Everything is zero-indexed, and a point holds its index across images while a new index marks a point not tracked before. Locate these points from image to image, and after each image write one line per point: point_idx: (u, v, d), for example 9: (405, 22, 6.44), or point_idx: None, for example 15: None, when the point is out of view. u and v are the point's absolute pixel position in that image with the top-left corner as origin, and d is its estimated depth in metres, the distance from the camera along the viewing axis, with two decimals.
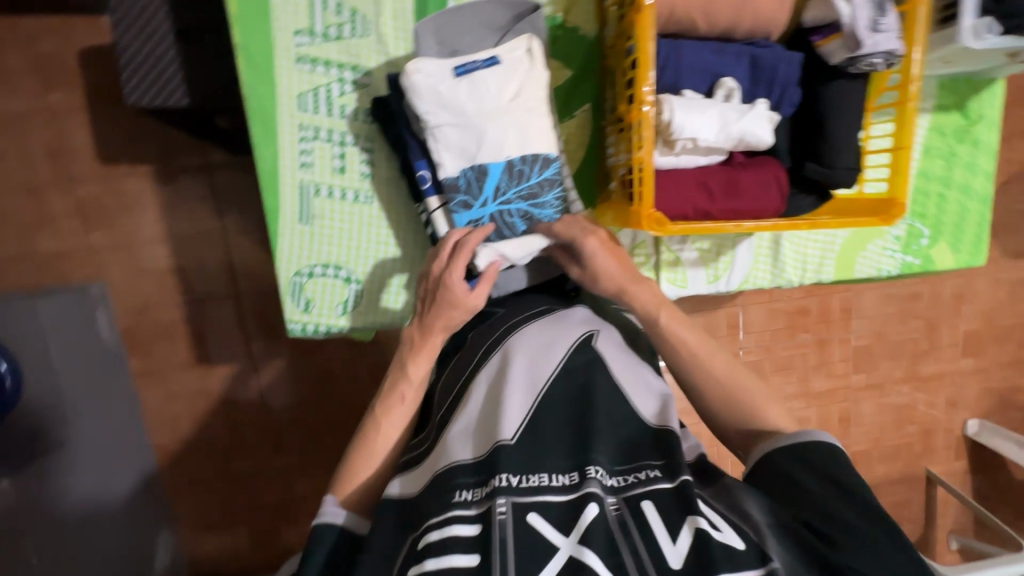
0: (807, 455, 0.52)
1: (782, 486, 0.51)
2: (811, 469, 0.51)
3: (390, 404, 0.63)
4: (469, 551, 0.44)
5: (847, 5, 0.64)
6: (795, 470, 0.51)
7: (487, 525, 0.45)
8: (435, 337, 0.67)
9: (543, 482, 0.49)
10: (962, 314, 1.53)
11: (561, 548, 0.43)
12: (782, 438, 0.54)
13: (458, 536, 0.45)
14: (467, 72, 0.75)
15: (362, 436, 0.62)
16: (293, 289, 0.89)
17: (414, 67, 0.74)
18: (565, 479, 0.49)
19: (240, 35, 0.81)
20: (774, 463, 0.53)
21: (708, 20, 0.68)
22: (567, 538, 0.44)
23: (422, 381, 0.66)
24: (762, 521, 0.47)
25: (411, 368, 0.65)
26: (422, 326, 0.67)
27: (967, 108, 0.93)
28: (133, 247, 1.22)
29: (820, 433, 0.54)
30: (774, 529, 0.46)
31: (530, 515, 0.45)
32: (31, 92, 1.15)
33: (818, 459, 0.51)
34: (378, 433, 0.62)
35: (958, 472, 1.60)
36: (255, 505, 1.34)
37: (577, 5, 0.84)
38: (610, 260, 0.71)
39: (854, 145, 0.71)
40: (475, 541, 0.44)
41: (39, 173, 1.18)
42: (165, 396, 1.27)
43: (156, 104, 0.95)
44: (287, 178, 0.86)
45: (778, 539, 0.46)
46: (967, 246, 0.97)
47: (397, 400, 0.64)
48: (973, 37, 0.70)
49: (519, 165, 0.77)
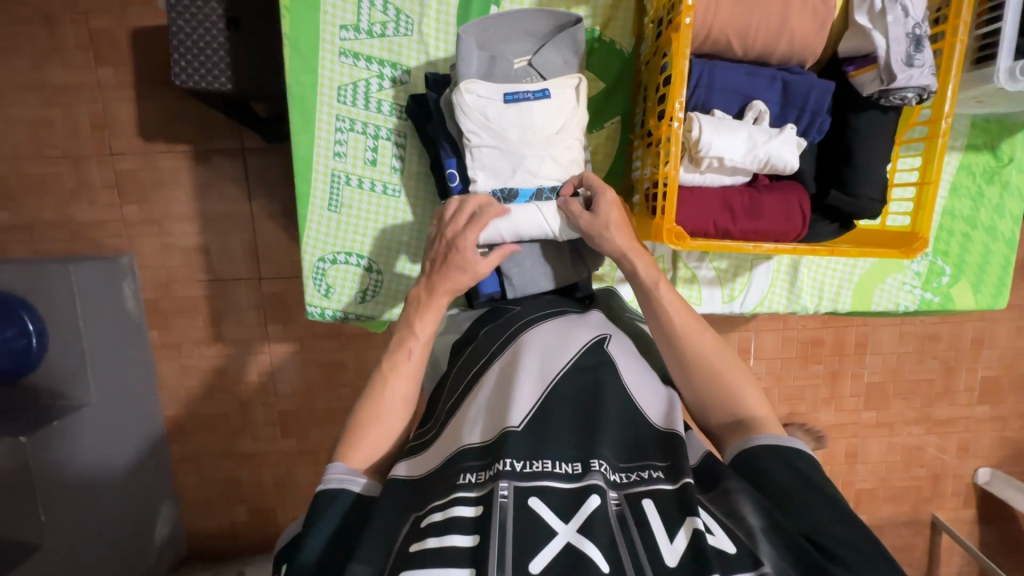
0: (791, 459, 0.53)
1: (770, 488, 0.52)
2: (797, 473, 0.52)
3: (398, 359, 0.66)
4: (469, 532, 0.45)
5: (883, 38, 0.65)
6: (783, 474, 0.52)
7: (488, 508, 0.46)
8: (440, 299, 0.71)
9: (546, 468, 0.50)
10: (980, 358, 1.50)
11: (559, 534, 0.45)
12: (762, 436, 0.56)
13: (459, 517, 0.46)
14: (517, 101, 0.77)
15: (371, 396, 0.64)
16: (315, 274, 0.92)
17: (466, 87, 0.76)
18: (568, 467, 0.50)
19: (289, 25, 0.84)
20: (770, 474, 0.53)
21: (743, 44, 0.69)
22: (566, 524, 0.45)
23: (427, 340, 0.69)
24: (757, 524, 0.47)
25: (417, 327, 0.69)
26: (429, 285, 0.71)
27: (999, 149, 0.92)
28: (164, 223, 1.26)
29: (793, 438, 0.56)
30: (769, 534, 0.47)
31: (530, 500, 0.47)
32: (82, 66, 1.20)
33: (802, 464, 0.53)
34: (384, 384, 0.65)
35: (965, 521, 1.57)
36: (257, 486, 1.38)
37: (615, 19, 0.86)
38: (622, 228, 0.73)
39: (879, 175, 0.72)
40: (476, 523, 0.46)
41: (83, 145, 1.23)
42: (181, 370, 1.32)
43: (199, 86, 0.99)
44: (320, 166, 0.89)
45: (772, 542, 0.46)
46: (988, 288, 0.96)
47: (403, 354, 0.67)
48: (1007, 79, 0.70)
49: (548, 194, 0.79)
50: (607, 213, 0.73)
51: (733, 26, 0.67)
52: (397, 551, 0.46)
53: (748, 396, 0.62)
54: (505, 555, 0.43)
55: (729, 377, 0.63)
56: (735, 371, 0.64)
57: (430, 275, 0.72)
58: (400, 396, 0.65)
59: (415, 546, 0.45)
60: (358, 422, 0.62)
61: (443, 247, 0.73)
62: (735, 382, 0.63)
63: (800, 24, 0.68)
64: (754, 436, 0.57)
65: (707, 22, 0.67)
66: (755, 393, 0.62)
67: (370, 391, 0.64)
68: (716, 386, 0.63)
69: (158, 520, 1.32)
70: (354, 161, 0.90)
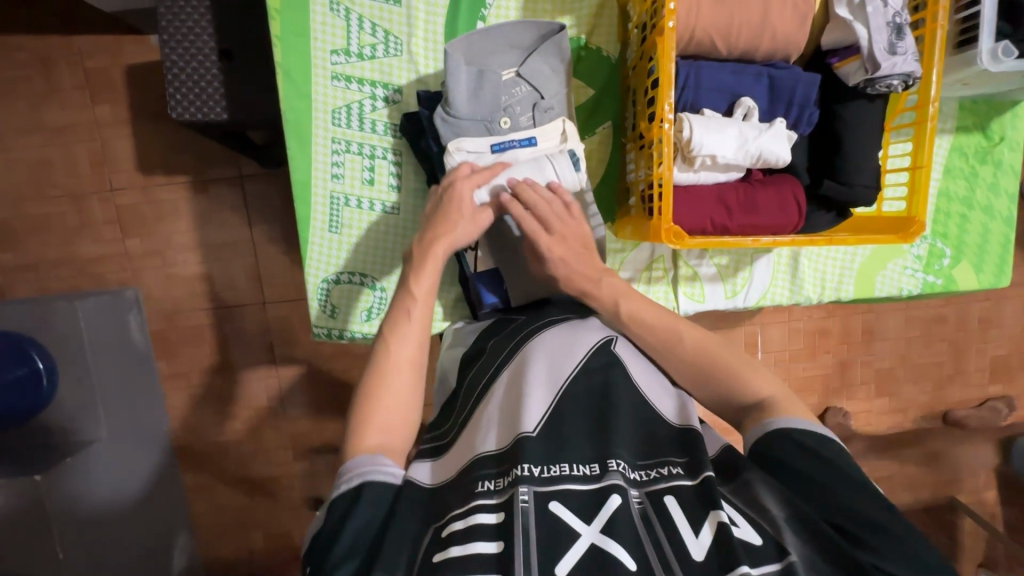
0: (800, 440, 0.52)
1: (786, 474, 0.51)
2: (813, 456, 0.51)
3: (398, 320, 0.65)
4: (492, 538, 0.45)
5: (865, 28, 0.66)
6: (803, 460, 0.51)
7: (510, 513, 0.46)
8: (435, 252, 0.70)
9: (564, 472, 0.50)
10: (989, 338, 1.50)
11: (582, 535, 0.45)
12: (780, 420, 0.55)
13: (481, 525, 0.46)
14: (503, 150, 0.79)
15: (377, 362, 0.62)
16: (320, 295, 0.92)
17: (456, 146, 0.79)
18: (586, 470, 0.50)
19: (281, 53, 0.86)
20: (785, 461, 0.52)
21: (728, 43, 0.70)
22: (589, 526, 0.45)
23: (427, 295, 0.67)
24: (779, 514, 0.47)
25: (415, 285, 0.67)
26: (423, 244, 0.70)
27: (988, 129, 0.93)
28: (167, 254, 1.28)
29: (795, 419, 0.55)
30: (792, 522, 0.47)
31: (552, 504, 0.47)
32: (80, 106, 1.23)
33: (814, 446, 0.52)
34: (387, 348, 0.63)
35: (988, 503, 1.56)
36: (272, 511, 1.37)
37: (600, 27, 0.89)
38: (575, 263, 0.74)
39: (872, 163, 0.72)
40: (499, 529, 0.46)
41: (83, 183, 1.25)
42: (190, 400, 1.32)
43: (197, 118, 1.01)
44: (319, 189, 0.90)
45: (795, 529, 0.46)
46: (991, 267, 0.96)
47: (403, 316, 0.65)
48: (990, 60, 0.71)
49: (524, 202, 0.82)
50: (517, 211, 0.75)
51: (716, 26, 0.69)
52: (421, 560, 0.47)
53: (753, 379, 0.60)
54: (530, 559, 0.43)
55: (726, 368, 0.62)
56: (740, 362, 0.62)
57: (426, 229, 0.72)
58: (406, 361, 0.62)
59: (439, 556, 0.45)
60: (362, 401, 0.59)
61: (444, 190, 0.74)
62: (736, 371, 0.61)
63: (781, 20, 0.69)
64: (767, 422, 0.56)
65: (690, 25, 0.68)
66: (758, 377, 0.61)
67: (376, 360, 0.62)
68: (714, 373, 0.62)
69: (175, 552, 1.32)
70: (351, 181, 0.91)
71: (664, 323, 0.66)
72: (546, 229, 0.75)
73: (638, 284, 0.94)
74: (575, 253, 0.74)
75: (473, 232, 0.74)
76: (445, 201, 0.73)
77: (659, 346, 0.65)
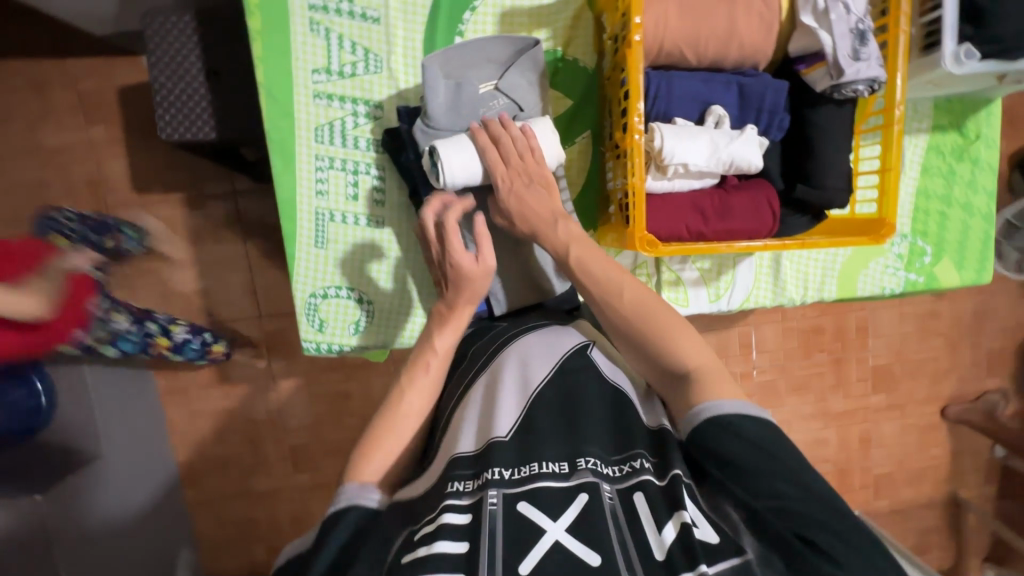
0: (743, 432, 0.50)
1: (739, 475, 0.49)
2: (760, 452, 0.49)
3: (415, 372, 0.65)
4: (460, 538, 0.46)
5: (829, 36, 0.66)
6: (754, 459, 0.48)
7: (478, 515, 0.48)
8: (460, 311, 0.69)
9: (535, 471, 0.51)
10: (983, 332, 1.51)
11: (547, 532, 0.46)
12: (726, 406, 0.52)
13: (450, 525, 0.47)
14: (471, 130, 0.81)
15: (388, 411, 0.62)
16: (308, 309, 0.94)
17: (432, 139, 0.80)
18: (557, 467, 0.51)
19: (263, 73, 0.88)
20: (737, 462, 0.49)
21: (697, 52, 0.71)
22: (555, 523, 0.46)
23: (447, 352, 0.67)
24: (738, 517, 0.49)
25: (437, 340, 0.67)
26: (448, 301, 0.69)
27: (964, 127, 0.94)
28: (163, 271, 1.30)
29: (733, 403, 0.52)
30: (749, 523, 0.48)
31: (520, 504, 0.48)
32: (74, 127, 1.25)
33: (760, 437, 0.49)
34: (402, 397, 0.63)
35: (988, 496, 1.56)
36: (274, 523, 1.38)
37: (576, 39, 0.91)
38: (531, 200, 0.74)
39: (843, 166, 0.73)
40: (466, 530, 0.47)
41: (79, 203, 1.27)
42: (188, 415, 1.36)
43: (186, 138, 1.03)
44: (304, 205, 0.92)
45: (754, 532, 0.47)
46: (972, 263, 0.97)
47: (421, 369, 0.65)
48: (954, 63, 0.72)
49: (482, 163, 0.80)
50: (480, 142, 0.76)
51: (684, 38, 0.70)
52: (391, 562, 0.47)
53: (682, 344, 0.58)
54: (494, 561, 0.44)
55: (662, 327, 0.60)
56: (673, 324, 0.60)
57: (446, 293, 0.70)
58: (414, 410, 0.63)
59: (406, 557, 0.46)
60: (369, 440, 0.60)
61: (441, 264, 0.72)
62: (668, 330, 0.59)
63: (747, 29, 0.70)
64: (700, 411, 0.53)
65: (657, 38, 0.70)
66: (688, 338, 0.59)
67: (388, 404, 0.63)
68: (650, 333, 0.60)
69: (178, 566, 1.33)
70: (336, 198, 0.92)
71: (609, 279, 0.65)
72: (506, 163, 0.75)
73: None
74: (526, 187, 0.74)
75: (487, 279, 0.69)
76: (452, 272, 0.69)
77: (600, 298, 0.64)
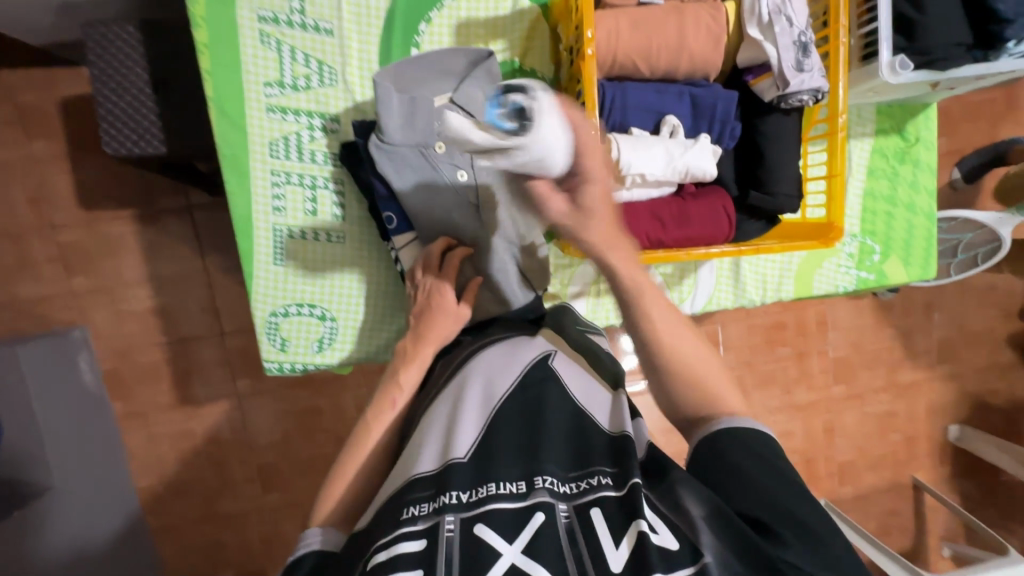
0: (752, 444, 0.53)
1: (732, 475, 0.51)
2: (759, 459, 0.52)
3: (382, 409, 0.68)
4: (413, 566, 0.46)
5: (774, 47, 0.69)
6: (750, 463, 0.51)
7: (433, 541, 0.47)
8: (424, 350, 0.73)
9: (492, 491, 0.50)
10: (933, 321, 1.58)
11: (503, 554, 0.45)
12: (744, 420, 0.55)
13: (404, 553, 0.47)
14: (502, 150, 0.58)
15: (352, 448, 0.66)
16: (268, 329, 0.91)
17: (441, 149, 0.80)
18: (514, 487, 0.51)
19: (212, 87, 0.85)
20: (734, 462, 0.52)
21: (649, 64, 0.73)
22: (511, 544, 0.46)
23: (413, 389, 0.71)
24: (699, 513, 0.48)
25: (402, 377, 0.71)
26: (414, 336, 0.75)
27: (905, 131, 0.98)
28: (116, 290, 1.24)
29: (752, 420, 0.56)
30: (710, 520, 0.48)
31: (476, 527, 0.48)
32: (12, 142, 1.18)
33: (761, 447, 0.53)
34: (368, 434, 0.66)
35: (944, 478, 1.63)
36: (243, 547, 1.33)
37: (533, 50, 0.91)
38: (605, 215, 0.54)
39: (793, 172, 0.76)
40: (420, 556, 0.46)
41: (21, 222, 1.21)
42: (147, 441, 1.28)
43: (133, 153, 0.99)
44: (261, 222, 0.89)
45: (713, 529, 0.47)
46: (918, 259, 1.01)
47: (388, 405, 0.69)
48: (890, 73, 0.75)
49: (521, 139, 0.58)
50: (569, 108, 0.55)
51: (636, 49, 0.71)
52: None
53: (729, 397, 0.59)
54: None
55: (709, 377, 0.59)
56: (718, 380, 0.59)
57: (416, 327, 0.76)
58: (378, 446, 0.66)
59: None
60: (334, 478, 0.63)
61: (424, 298, 0.78)
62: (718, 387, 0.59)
63: (697, 41, 0.72)
64: (710, 422, 0.56)
65: (610, 51, 0.71)
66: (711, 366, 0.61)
67: (353, 439, 0.66)
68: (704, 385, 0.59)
69: None
70: (294, 214, 0.90)
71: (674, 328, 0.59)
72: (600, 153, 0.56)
73: (587, 297, 0.97)
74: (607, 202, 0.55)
75: (458, 325, 0.78)
76: (427, 309, 0.77)
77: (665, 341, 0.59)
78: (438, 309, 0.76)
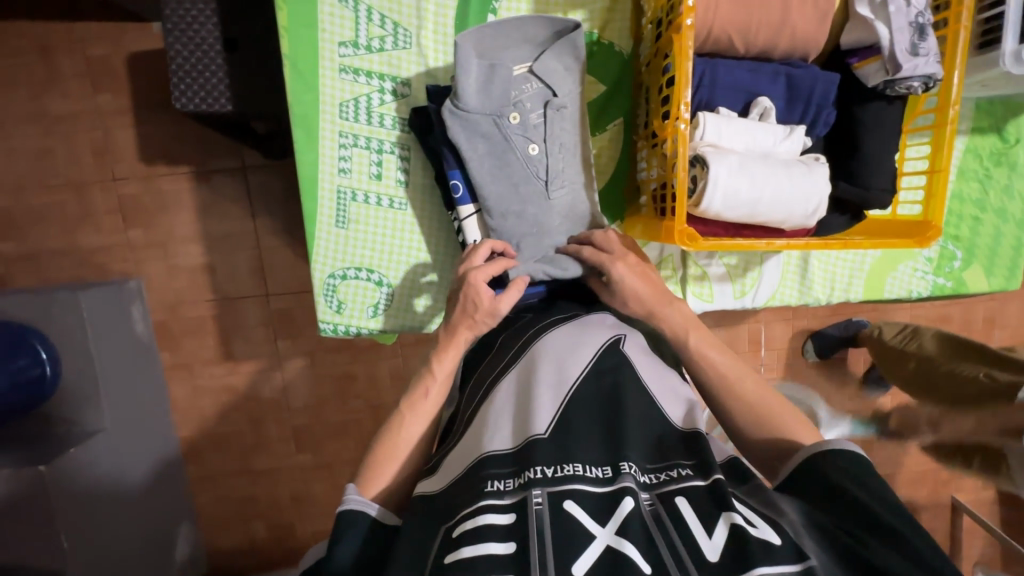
0: (846, 463, 0.53)
1: (824, 485, 0.52)
2: (844, 472, 0.52)
3: (416, 399, 0.68)
4: (504, 539, 0.45)
5: (887, 28, 0.65)
6: (842, 477, 0.52)
7: (523, 514, 0.46)
8: (458, 337, 0.73)
9: (576, 472, 0.50)
10: (993, 339, 1.44)
11: (597, 537, 0.45)
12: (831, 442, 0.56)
13: (491, 525, 0.46)
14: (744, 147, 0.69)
15: (381, 441, 0.65)
16: (326, 290, 0.92)
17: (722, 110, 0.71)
18: (599, 472, 0.51)
19: (287, 42, 0.84)
20: (819, 468, 0.54)
21: (745, 40, 0.69)
22: (604, 528, 0.45)
23: (446, 378, 0.70)
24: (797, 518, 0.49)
25: (436, 366, 0.70)
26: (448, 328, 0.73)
27: (1005, 130, 0.91)
28: (170, 245, 1.28)
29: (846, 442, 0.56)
30: (810, 529, 0.48)
31: (566, 502, 0.47)
32: (81, 94, 1.21)
33: (860, 471, 0.53)
34: (401, 426, 0.66)
35: (984, 502, 1.56)
36: (273, 501, 1.38)
37: (613, 22, 0.88)
38: (643, 283, 0.71)
39: (889, 166, 0.72)
40: (510, 530, 0.46)
41: (84, 173, 1.24)
42: (192, 391, 1.33)
43: (200, 110, 0.99)
44: (326, 183, 0.89)
45: (816, 539, 0.47)
46: (1001, 271, 0.96)
47: (421, 394, 0.69)
48: (1013, 62, 0.71)
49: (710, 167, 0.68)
50: (612, 244, 0.76)
51: (734, 24, 0.67)
52: (433, 560, 0.46)
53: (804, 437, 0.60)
54: (543, 566, 0.42)
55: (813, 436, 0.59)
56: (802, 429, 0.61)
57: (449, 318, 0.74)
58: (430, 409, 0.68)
59: (450, 557, 0.45)
60: (373, 459, 0.63)
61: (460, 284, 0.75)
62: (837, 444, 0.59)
63: (801, 18, 0.68)
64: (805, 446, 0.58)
65: (707, 22, 0.67)
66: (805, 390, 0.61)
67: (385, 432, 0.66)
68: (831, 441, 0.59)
69: (177, 539, 1.33)
70: (359, 176, 0.90)
71: (740, 387, 0.64)
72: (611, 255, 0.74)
73: None
74: (640, 269, 0.72)
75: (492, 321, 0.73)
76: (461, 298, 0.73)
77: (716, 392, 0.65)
78: (470, 302, 0.72)
